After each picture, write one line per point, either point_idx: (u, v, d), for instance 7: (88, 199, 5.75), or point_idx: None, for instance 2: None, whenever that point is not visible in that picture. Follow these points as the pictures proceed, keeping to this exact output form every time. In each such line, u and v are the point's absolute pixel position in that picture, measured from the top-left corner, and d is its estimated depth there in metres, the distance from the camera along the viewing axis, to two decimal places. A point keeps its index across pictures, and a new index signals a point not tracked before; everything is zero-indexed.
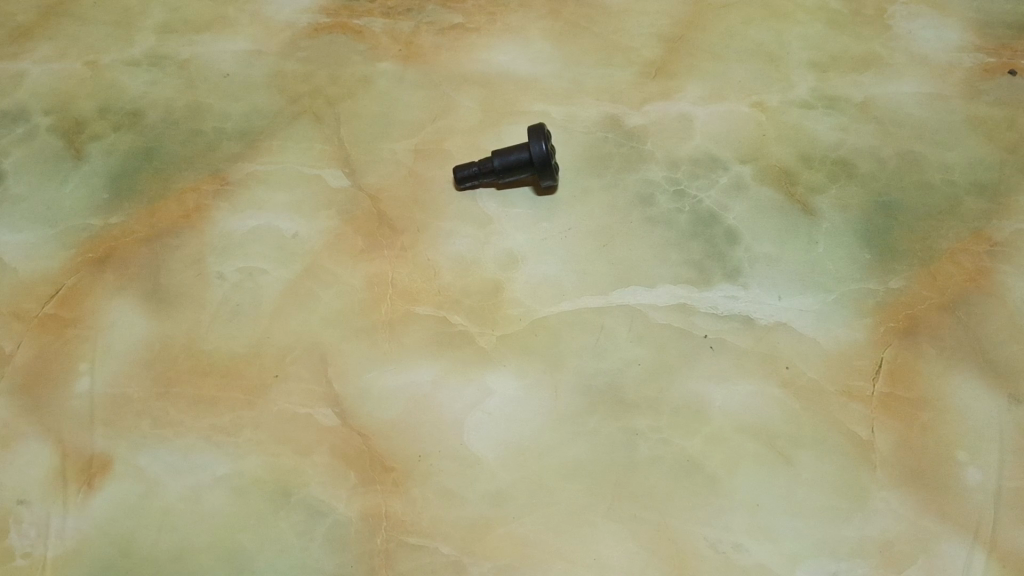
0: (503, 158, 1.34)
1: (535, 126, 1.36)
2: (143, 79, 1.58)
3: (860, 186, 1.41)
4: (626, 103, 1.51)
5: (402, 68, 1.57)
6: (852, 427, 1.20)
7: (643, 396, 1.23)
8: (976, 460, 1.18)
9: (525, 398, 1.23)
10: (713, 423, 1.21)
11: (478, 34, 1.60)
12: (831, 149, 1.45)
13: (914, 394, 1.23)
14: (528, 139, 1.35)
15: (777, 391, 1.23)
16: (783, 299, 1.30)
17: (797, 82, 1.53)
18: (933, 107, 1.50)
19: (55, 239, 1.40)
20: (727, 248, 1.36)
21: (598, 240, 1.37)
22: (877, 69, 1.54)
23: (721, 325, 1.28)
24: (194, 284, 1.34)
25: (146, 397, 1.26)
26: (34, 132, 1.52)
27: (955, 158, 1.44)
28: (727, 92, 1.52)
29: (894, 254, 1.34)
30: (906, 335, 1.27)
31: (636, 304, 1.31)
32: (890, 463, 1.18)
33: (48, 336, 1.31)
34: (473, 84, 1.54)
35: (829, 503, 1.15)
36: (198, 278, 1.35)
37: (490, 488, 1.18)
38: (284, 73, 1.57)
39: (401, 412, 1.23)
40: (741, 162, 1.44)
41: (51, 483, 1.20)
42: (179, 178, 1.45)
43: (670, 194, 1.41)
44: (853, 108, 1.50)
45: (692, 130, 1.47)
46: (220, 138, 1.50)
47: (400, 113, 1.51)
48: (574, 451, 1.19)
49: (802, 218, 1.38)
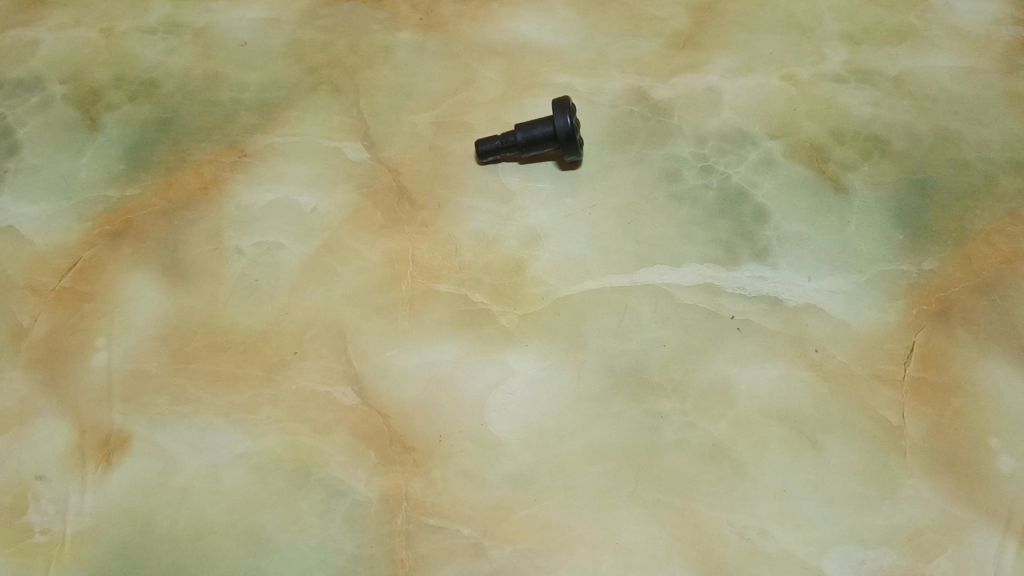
0: (526, 132, 1.31)
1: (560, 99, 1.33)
2: (159, 47, 1.56)
3: (893, 163, 1.38)
4: (653, 76, 1.47)
5: (423, 37, 1.54)
6: (882, 412, 1.17)
7: (668, 377, 1.21)
8: (1009, 447, 1.15)
9: (548, 379, 1.21)
10: (738, 406, 1.18)
11: (500, 2, 1.57)
12: (864, 125, 1.41)
13: (946, 379, 1.20)
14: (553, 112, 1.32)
15: (806, 373, 1.20)
16: (813, 281, 1.27)
17: (828, 56, 1.49)
18: (970, 82, 1.46)
19: (70, 211, 1.38)
20: (756, 226, 1.32)
21: (622, 218, 1.34)
22: (911, 42, 1.51)
23: (749, 306, 1.25)
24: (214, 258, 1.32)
25: (164, 373, 1.24)
26: (49, 101, 1.50)
27: (991, 135, 1.41)
28: (756, 64, 1.48)
29: (927, 234, 1.31)
30: (939, 318, 1.24)
31: (661, 284, 1.28)
32: (921, 449, 1.15)
33: (64, 310, 1.30)
34: (495, 55, 1.51)
35: (857, 490, 1.13)
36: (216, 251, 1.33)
37: (513, 470, 1.16)
38: (303, 43, 1.54)
39: (421, 392, 1.21)
40: (771, 137, 1.40)
41: (69, 459, 1.19)
42: (196, 149, 1.43)
43: (697, 170, 1.38)
44: (885, 82, 1.46)
45: (720, 104, 1.44)
46: (238, 108, 1.47)
47: (420, 84, 1.48)
48: (597, 434, 1.17)
49: (832, 196, 1.35)
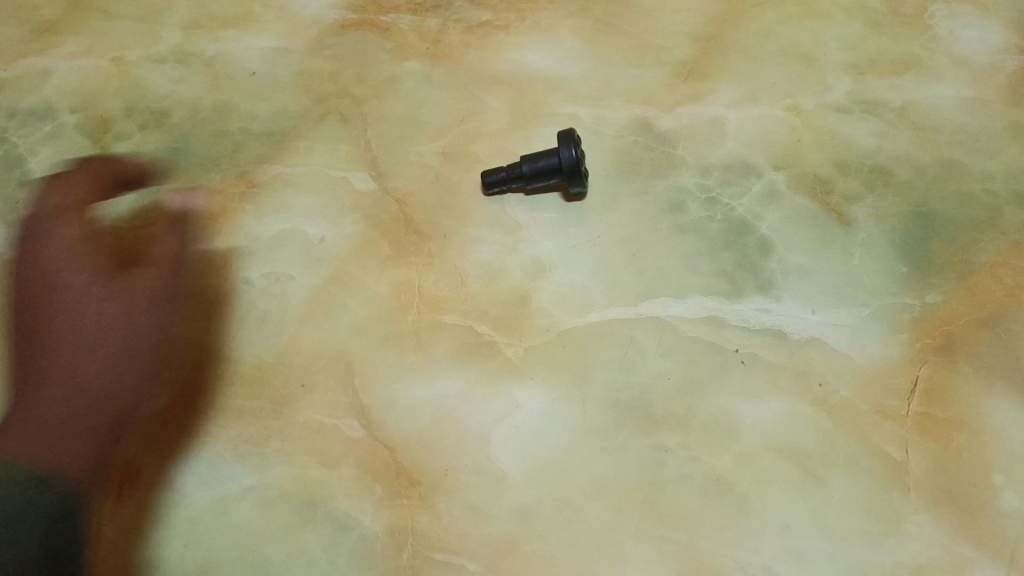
0: (534, 164, 1.33)
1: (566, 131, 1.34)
2: (169, 76, 1.57)
3: (897, 195, 1.38)
4: (658, 106, 1.49)
5: (430, 67, 1.55)
6: (886, 447, 1.18)
7: (673, 411, 1.21)
8: (1012, 484, 1.15)
9: (553, 412, 1.22)
10: (742, 441, 1.19)
11: (506, 32, 1.59)
12: (868, 155, 1.42)
13: (950, 414, 1.20)
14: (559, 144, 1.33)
15: (809, 408, 1.21)
16: (816, 314, 1.28)
17: (833, 85, 1.50)
18: (974, 112, 1.47)
19: None
20: (760, 258, 1.33)
21: (627, 249, 1.35)
22: (915, 71, 1.52)
23: (753, 339, 1.26)
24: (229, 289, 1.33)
25: (174, 405, 1.25)
26: (61, 130, 1.52)
27: (995, 166, 1.41)
28: (760, 94, 1.49)
29: (930, 267, 1.31)
30: (943, 352, 1.24)
31: (666, 317, 1.29)
32: (924, 485, 1.16)
33: None
34: (501, 84, 1.52)
35: (861, 527, 1.13)
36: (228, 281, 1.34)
37: (517, 504, 1.17)
38: (311, 72, 1.56)
39: (427, 425, 1.22)
40: (775, 168, 1.41)
41: None
42: (205, 179, 1.45)
43: (702, 202, 1.39)
44: (890, 113, 1.47)
45: (725, 135, 1.45)
46: (247, 138, 1.49)
47: (428, 114, 1.50)
48: (601, 468, 1.18)
49: (836, 228, 1.35)
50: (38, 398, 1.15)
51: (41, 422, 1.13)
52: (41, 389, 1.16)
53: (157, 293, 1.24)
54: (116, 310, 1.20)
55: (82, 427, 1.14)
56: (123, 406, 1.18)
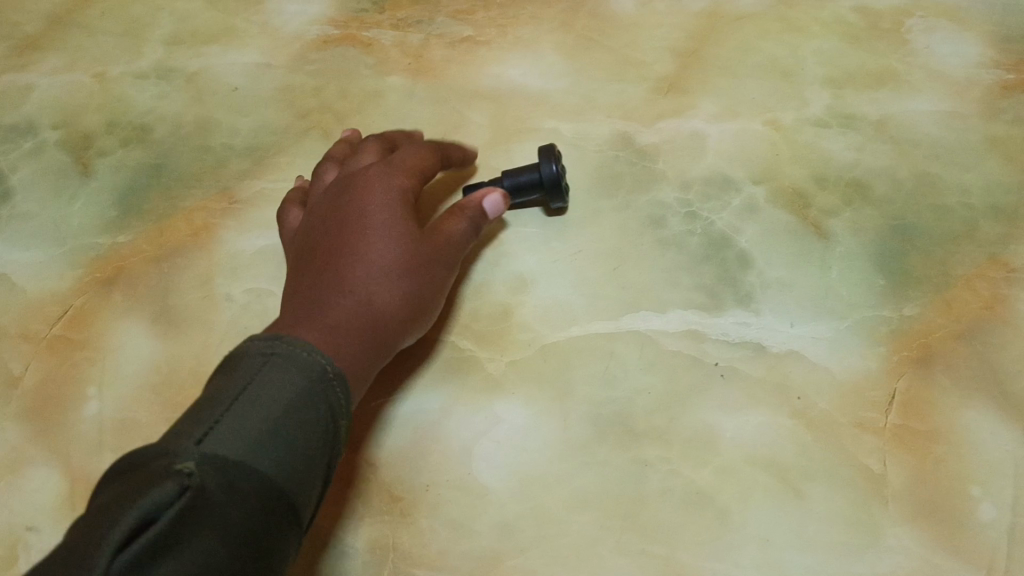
0: (515, 180, 1.33)
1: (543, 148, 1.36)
2: (151, 91, 1.58)
3: (875, 208, 1.40)
4: (638, 120, 1.50)
5: (412, 82, 1.56)
6: (864, 460, 1.18)
7: (653, 425, 1.22)
8: (990, 495, 1.15)
9: (534, 427, 1.23)
10: (722, 455, 1.19)
11: (488, 47, 1.60)
12: (846, 169, 1.44)
13: (928, 427, 1.21)
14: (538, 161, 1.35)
15: (789, 421, 1.22)
16: (795, 326, 1.29)
17: (811, 99, 1.52)
18: (951, 126, 1.48)
19: (63, 257, 1.39)
20: (740, 272, 1.34)
21: (608, 264, 1.36)
22: (892, 85, 1.53)
23: (732, 353, 1.27)
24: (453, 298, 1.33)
25: (155, 421, 1.24)
26: (42, 146, 1.52)
27: (972, 179, 1.43)
28: (739, 108, 1.51)
29: (908, 280, 1.33)
30: (920, 365, 1.25)
31: (647, 331, 1.29)
32: (903, 497, 1.16)
33: (55, 358, 1.30)
34: (483, 99, 1.53)
35: (841, 539, 1.13)
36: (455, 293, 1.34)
37: (499, 519, 1.16)
38: (294, 87, 1.57)
39: (410, 441, 1.22)
40: (754, 182, 1.42)
41: (58, 509, 1.18)
42: (187, 195, 1.45)
43: (682, 216, 1.40)
44: (868, 126, 1.49)
45: (704, 148, 1.46)
46: (229, 154, 1.49)
47: (410, 130, 1.50)
48: (582, 482, 1.18)
49: (815, 241, 1.36)
50: (347, 321, 1.07)
51: (347, 345, 1.05)
52: (335, 311, 1.08)
53: (446, 261, 1.22)
54: (414, 254, 1.17)
55: (366, 360, 1.07)
56: (382, 354, 1.12)
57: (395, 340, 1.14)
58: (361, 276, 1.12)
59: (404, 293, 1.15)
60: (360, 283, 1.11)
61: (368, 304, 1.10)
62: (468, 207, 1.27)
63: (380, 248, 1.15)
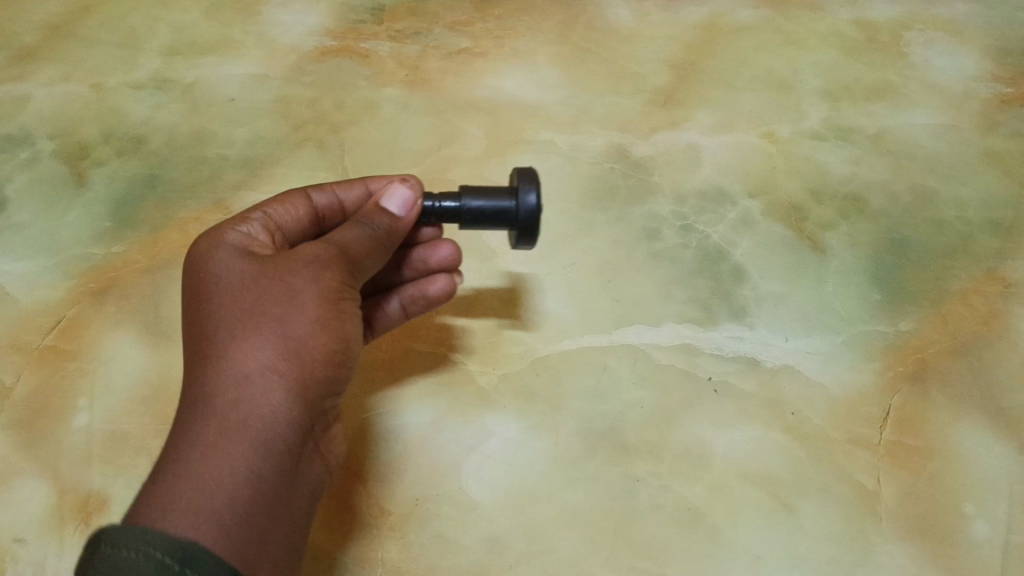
0: (471, 201, 1.11)
1: (523, 172, 1.13)
2: (148, 102, 1.58)
3: (871, 222, 1.39)
4: (634, 132, 1.49)
5: (408, 93, 1.56)
6: (857, 476, 1.17)
7: (645, 440, 1.21)
8: (983, 513, 1.15)
9: (525, 442, 1.22)
10: (715, 470, 1.18)
11: (485, 58, 1.60)
12: (842, 183, 1.43)
13: (922, 443, 1.20)
14: (514, 187, 1.13)
15: (781, 437, 1.21)
16: (789, 341, 1.28)
17: (808, 112, 1.51)
18: (948, 140, 1.48)
19: (56, 268, 1.39)
20: (734, 285, 1.33)
21: (601, 276, 1.35)
22: (890, 98, 1.53)
23: (726, 367, 1.26)
24: (325, 343, 0.94)
25: (145, 434, 1.24)
26: (37, 156, 1.52)
27: (968, 193, 1.42)
28: (736, 121, 1.50)
29: (904, 294, 1.32)
30: (915, 380, 1.24)
31: (640, 345, 1.29)
32: (896, 515, 1.15)
33: (47, 369, 1.30)
34: (479, 111, 1.53)
35: (834, 556, 1.12)
36: (318, 341, 0.93)
37: (489, 534, 1.14)
38: (290, 98, 1.57)
39: (399, 455, 1.21)
40: (750, 196, 1.42)
41: (47, 521, 1.17)
42: (182, 206, 1.45)
43: (677, 229, 1.39)
44: (865, 139, 1.48)
45: (700, 161, 1.45)
46: (224, 165, 1.49)
47: (405, 141, 1.50)
48: (573, 498, 1.17)
49: (811, 255, 1.36)
50: (213, 444, 0.84)
51: (223, 471, 0.82)
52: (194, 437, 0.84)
53: (299, 316, 0.92)
54: (248, 303, 0.92)
55: (225, 464, 0.83)
56: (262, 465, 0.85)
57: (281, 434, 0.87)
58: (216, 369, 0.88)
59: (281, 362, 0.89)
60: (219, 382, 0.87)
61: (219, 397, 0.86)
62: (367, 215, 1.06)
63: (228, 328, 0.91)
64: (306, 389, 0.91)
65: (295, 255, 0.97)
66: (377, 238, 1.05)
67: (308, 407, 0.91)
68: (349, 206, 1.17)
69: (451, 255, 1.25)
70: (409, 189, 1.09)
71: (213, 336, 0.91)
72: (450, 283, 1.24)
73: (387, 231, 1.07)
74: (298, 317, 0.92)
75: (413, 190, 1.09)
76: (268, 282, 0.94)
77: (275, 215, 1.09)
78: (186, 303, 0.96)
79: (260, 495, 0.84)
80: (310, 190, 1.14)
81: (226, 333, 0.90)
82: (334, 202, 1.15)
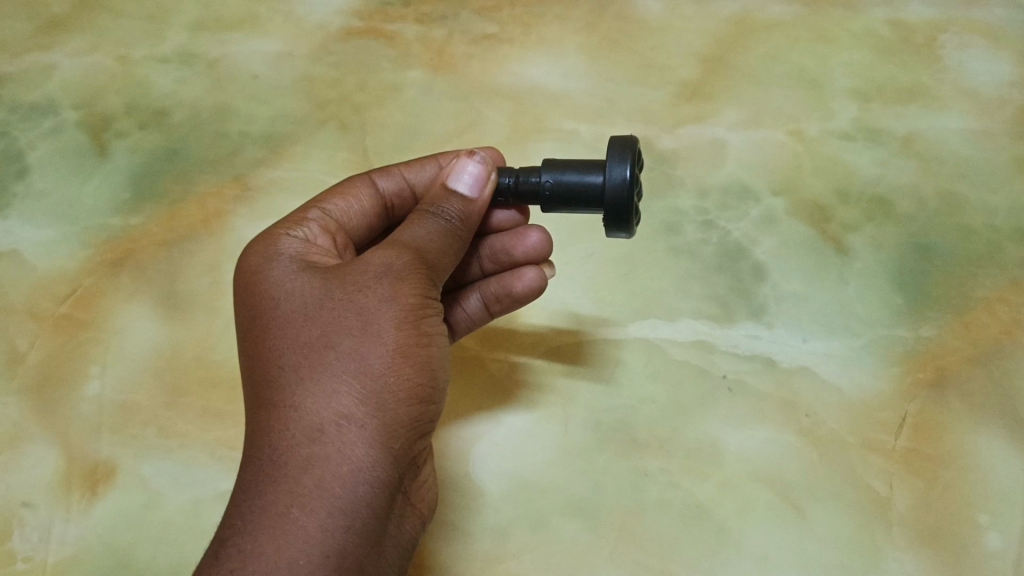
0: (559, 176, 1.07)
1: (616, 140, 1.06)
2: (172, 76, 1.58)
3: (896, 226, 1.36)
4: (658, 125, 1.48)
5: (432, 78, 1.55)
6: (870, 481, 1.15)
7: (655, 436, 1.20)
8: (997, 524, 1.12)
9: (535, 431, 1.22)
10: (725, 468, 1.17)
11: (511, 45, 1.58)
12: (869, 184, 1.40)
13: (938, 451, 1.17)
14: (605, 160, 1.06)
15: (795, 439, 1.19)
16: (808, 342, 1.26)
17: (838, 112, 1.49)
18: (978, 146, 1.45)
19: (73, 237, 1.39)
20: (754, 284, 1.31)
21: (619, 268, 1.35)
22: (921, 101, 1.50)
23: (742, 366, 1.24)
24: (407, 376, 0.92)
25: (154, 405, 1.24)
26: (61, 126, 1.52)
27: (997, 200, 1.39)
28: (763, 118, 1.48)
29: (926, 300, 1.29)
30: (933, 388, 1.22)
31: (656, 339, 1.27)
32: (908, 522, 1.12)
33: (61, 336, 1.30)
34: (502, 98, 1.52)
35: (841, 560, 1.10)
36: (398, 378, 0.91)
37: (494, 521, 1.14)
38: (314, 78, 1.56)
39: None
40: (774, 193, 1.40)
41: (55, 488, 1.17)
42: (201, 180, 1.45)
43: (698, 224, 1.38)
44: (894, 141, 1.45)
45: (725, 156, 1.43)
46: (245, 141, 1.49)
47: (427, 125, 1.49)
48: (578, 490, 1.16)
49: (834, 256, 1.33)
50: (285, 513, 0.83)
51: (298, 544, 0.81)
52: (266, 503, 0.84)
53: (375, 352, 0.91)
54: (324, 340, 0.91)
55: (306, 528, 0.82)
56: (340, 531, 0.83)
57: (362, 489, 0.86)
58: (293, 419, 0.87)
59: (359, 410, 0.88)
60: (297, 433, 0.86)
61: (297, 449, 0.86)
62: (439, 204, 1.06)
63: (300, 373, 0.89)
64: (390, 435, 0.89)
65: (366, 273, 0.96)
66: (450, 229, 1.05)
67: (392, 452, 0.89)
68: (419, 187, 1.20)
69: (539, 244, 1.23)
70: (478, 165, 1.09)
71: (286, 381, 0.90)
72: (538, 275, 1.21)
73: (460, 217, 1.07)
74: (377, 355, 0.91)
75: (482, 164, 1.09)
76: (344, 315, 0.93)
77: (335, 213, 1.14)
78: (258, 334, 0.96)
79: (340, 563, 0.83)
80: (376, 175, 1.19)
81: (297, 378, 0.89)
82: (402, 186, 1.19)
